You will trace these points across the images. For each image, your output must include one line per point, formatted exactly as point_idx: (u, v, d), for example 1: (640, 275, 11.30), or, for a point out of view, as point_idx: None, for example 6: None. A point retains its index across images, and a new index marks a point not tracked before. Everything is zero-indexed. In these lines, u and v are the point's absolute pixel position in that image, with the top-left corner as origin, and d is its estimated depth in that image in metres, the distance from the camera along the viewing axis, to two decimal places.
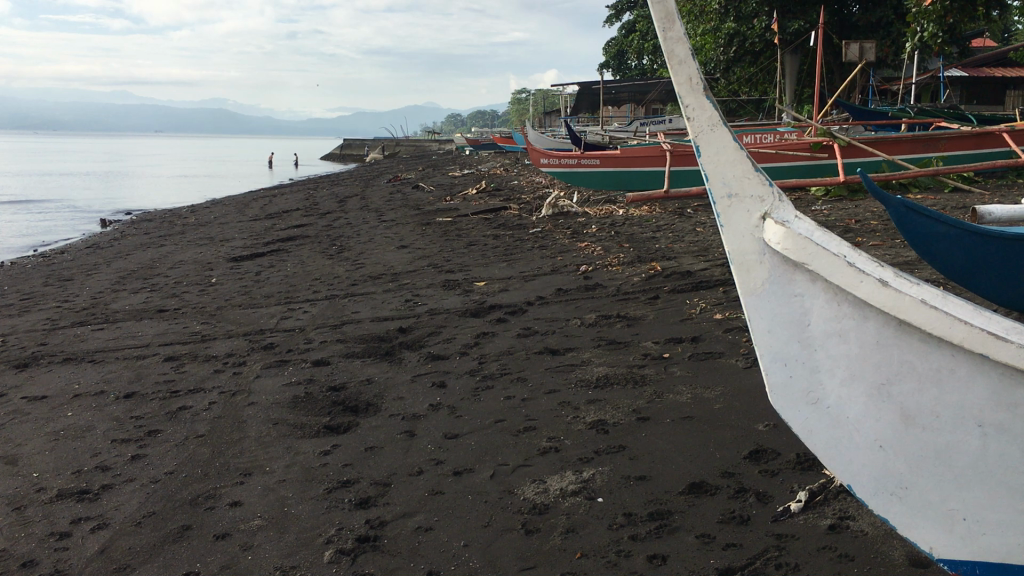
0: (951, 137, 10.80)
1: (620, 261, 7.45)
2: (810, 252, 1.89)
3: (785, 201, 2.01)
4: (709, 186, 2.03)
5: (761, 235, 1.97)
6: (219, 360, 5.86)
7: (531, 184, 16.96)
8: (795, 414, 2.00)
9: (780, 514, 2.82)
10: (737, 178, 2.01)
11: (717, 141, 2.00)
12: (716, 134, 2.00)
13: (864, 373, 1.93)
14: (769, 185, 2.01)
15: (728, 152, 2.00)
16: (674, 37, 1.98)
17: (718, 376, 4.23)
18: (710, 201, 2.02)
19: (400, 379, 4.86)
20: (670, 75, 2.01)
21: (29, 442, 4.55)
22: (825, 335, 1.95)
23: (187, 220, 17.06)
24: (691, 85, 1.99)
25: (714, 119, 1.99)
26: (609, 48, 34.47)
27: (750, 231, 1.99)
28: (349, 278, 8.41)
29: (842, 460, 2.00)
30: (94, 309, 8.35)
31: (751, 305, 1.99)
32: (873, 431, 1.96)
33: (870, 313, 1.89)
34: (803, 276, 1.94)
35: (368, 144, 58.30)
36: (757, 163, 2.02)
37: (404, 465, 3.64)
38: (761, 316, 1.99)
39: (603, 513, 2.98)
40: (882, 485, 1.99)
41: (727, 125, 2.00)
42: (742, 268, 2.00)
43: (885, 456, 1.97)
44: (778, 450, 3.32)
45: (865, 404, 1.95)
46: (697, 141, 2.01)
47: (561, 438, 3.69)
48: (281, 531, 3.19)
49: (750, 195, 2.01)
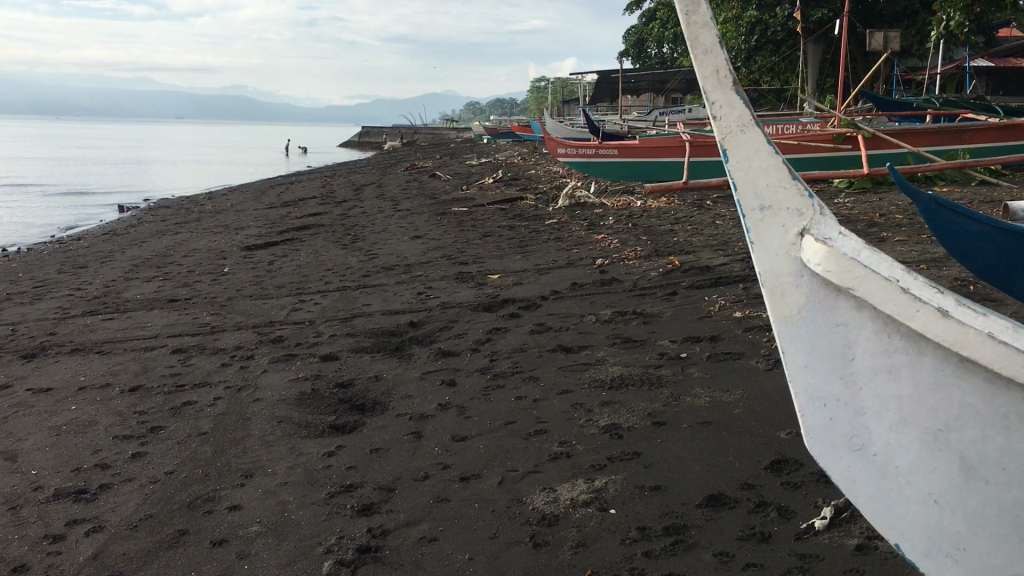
0: (976, 129, 10.59)
1: (638, 255, 7.28)
2: (857, 276, 1.84)
3: (823, 213, 1.96)
4: (740, 197, 1.98)
5: (798, 255, 1.94)
6: (227, 353, 5.75)
7: (548, 173, 16.79)
8: (837, 461, 1.98)
9: (804, 532, 2.67)
10: (769, 188, 1.97)
11: (747, 142, 1.96)
12: (745, 135, 1.95)
13: (918, 418, 1.91)
14: (807, 198, 1.96)
15: (762, 156, 1.96)
16: (699, 23, 1.92)
17: (738, 378, 4.08)
18: (741, 215, 1.98)
19: (410, 377, 4.72)
20: (695, 66, 1.95)
21: (31, 437, 4.45)
22: (873, 372, 1.92)
23: (204, 207, 17.00)
24: (718, 78, 1.94)
25: (744, 119, 1.95)
26: (629, 37, 34.20)
27: (784, 249, 1.96)
28: (361, 269, 8.28)
29: (890, 515, 1.99)
30: (106, 298, 8.27)
31: (786, 334, 1.97)
32: (927, 482, 1.94)
33: (926, 349, 1.85)
34: (846, 302, 1.91)
35: (386, 132, 58.26)
36: (792, 172, 1.97)
37: (410, 470, 3.50)
38: (797, 346, 1.96)
39: (616, 527, 2.83)
40: (936, 545, 1.98)
41: (757, 123, 1.96)
42: (776, 291, 1.96)
43: (939, 511, 1.95)
44: (802, 460, 3.16)
45: (918, 452, 1.93)
46: (725, 143, 1.97)
47: (573, 443, 3.55)
48: (280, 539, 3.06)
49: (786, 208, 1.96)
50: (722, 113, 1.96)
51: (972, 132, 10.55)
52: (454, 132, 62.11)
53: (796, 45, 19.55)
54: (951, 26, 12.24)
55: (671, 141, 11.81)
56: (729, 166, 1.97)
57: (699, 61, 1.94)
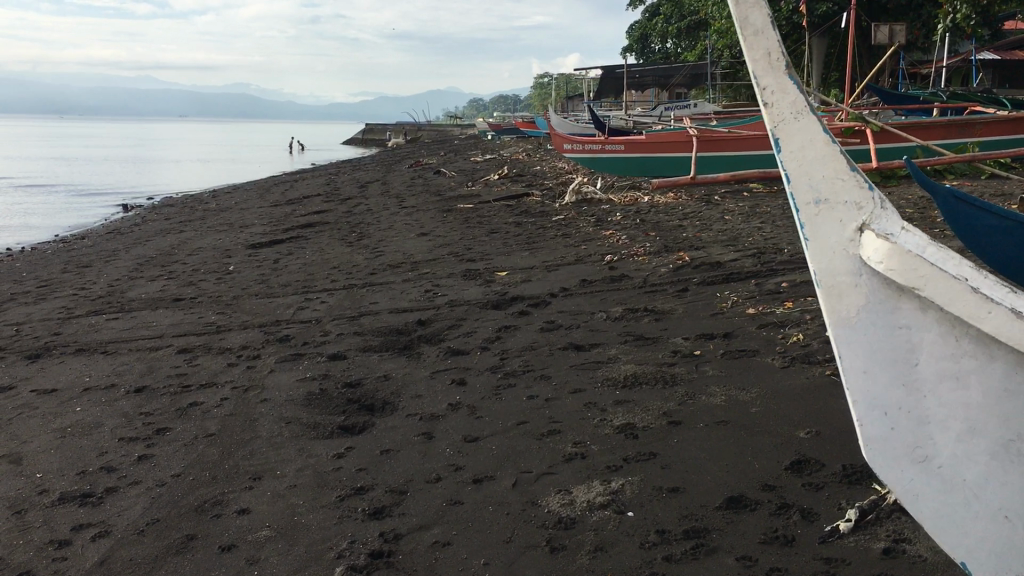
0: (985, 122, 10.53)
1: (647, 251, 7.21)
2: (923, 275, 1.82)
3: (883, 207, 1.95)
4: (794, 190, 1.97)
5: (857, 251, 1.93)
6: (233, 353, 5.68)
7: (554, 169, 16.72)
8: (900, 474, 1.97)
9: (829, 534, 2.59)
10: (826, 180, 1.96)
11: (801, 130, 1.95)
12: (801, 123, 1.94)
13: (987, 428, 1.92)
14: (867, 191, 1.95)
15: (818, 145, 1.94)
16: (752, 7, 1.90)
17: (754, 375, 4.01)
18: (795, 209, 1.97)
19: (418, 377, 4.65)
20: (747, 54, 1.94)
21: (36, 439, 4.39)
22: (939, 379, 1.92)
23: (207, 205, 16.92)
24: (769, 61, 1.93)
25: (799, 105, 1.94)
26: (633, 32, 34.07)
27: (841, 245, 1.95)
28: (368, 267, 8.22)
29: (957, 531, 1.99)
30: (110, 297, 8.21)
31: (844, 339, 1.95)
32: (997, 496, 1.95)
33: (997, 354, 1.87)
34: (909, 304, 1.90)
35: (389, 129, 58.25)
36: (850, 162, 1.96)
37: (421, 472, 3.43)
38: (858, 351, 1.94)
39: (634, 530, 2.77)
40: (1004, 562, 1.98)
41: (811, 110, 1.95)
42: (833, 291, 1.94)
43: (1009, 527, 1.96)
44: (823, 461, 3.08)
45: (987, 464, 1.94)
46: (777, 132, 1.96)
47: (587, 444, 3.47)
48: (290, 544, 2.99)
49: (845, 202, 1.95)
50: (775, 99, 1.95)
51: (982, 124, 10.48)
52: (458, 128, 62.19)
53: (801, 38, 19.44)
54: (959, 19, 12.12)
55: (680, 136, 11.79)
56: (782, 157, 1.96)
57: (749, 43, 1.93)
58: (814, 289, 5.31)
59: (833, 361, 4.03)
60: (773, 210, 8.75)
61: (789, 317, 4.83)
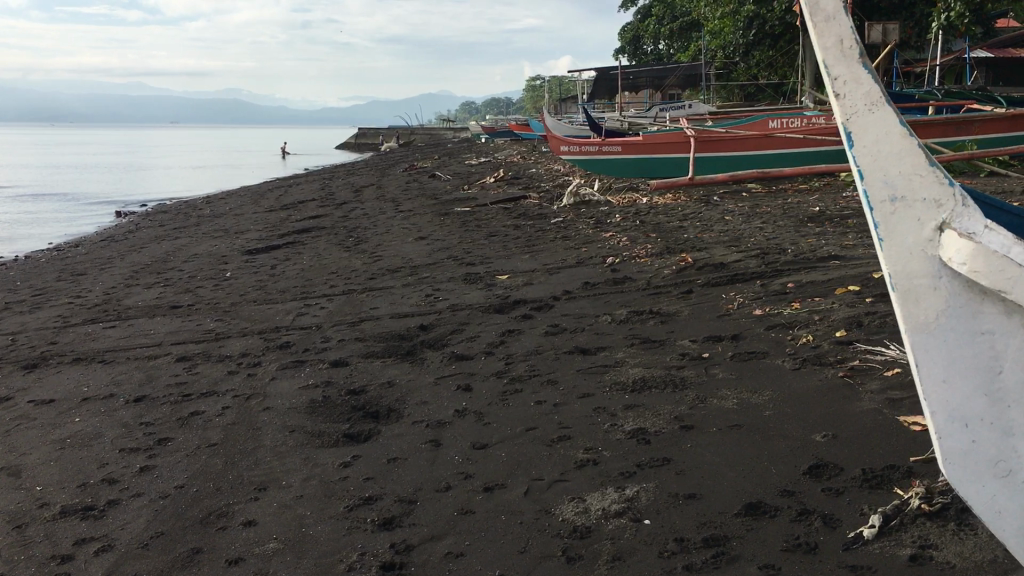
0: (983, 121, 10.49)
1: (649, 252, 7.14)
2: (1008, 274, 1.84)
3: (964, 203, 1.95)
4: (869, 189, 1.99)
5: (936, 253, 1.97)
6: (233, 360, 5.61)
7: (550, 171, 16.64)
8: (981, 486, 2.07)
9: (852, 541, 2.55)
10: (902, 177, 1.97)
11: (877, 123, 1.96)
12: (876, 115, 1.95)
13: None
14: (946, 187, 1.95)
15: (894, 138, 1.96)
16: None
17: (766, 378, 3.95)
18: (869, 208, 1.99)
19: (423, 383, 4.58)
20: (818, 46, 1.96)
21: (34, 451, 4.32)
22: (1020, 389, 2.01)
23: (202, 211, 16.81)
24: (842, 49, 1.94)
25: (874, 97, 1.95)
26: (626, 33, 34.02)
27: (919, 246, 1.98)
28: (366, 272, 8.15)
29: None
30: (106, 305, 8.12)
31: (924, 346, 2.01)
32: None
33: None
34: (992, 308, 1.97)
35: (383, 134, 58.17)
36: (929, 157, 1.96)
37: (431, 481, 3.37)
38: (938, 361, 2.01)
39: (652, 538, 2.71)
40: None
41: (886, 103, 1.96)
42: (910, 294, 1.99)
43: None
44: (841, 465, 3.03)
45: None
46: (851, 127, 1.97)
47: (600, 450, 3.41)
48: (298, 557, 2.93)
49: (923, 199, 1.97)
50: (847, 90, 1.96)
51: (979, 123, 10.45)
52: (451, 131, 62.12)
53: (794, 38, 19.40)
54: (953, 18, 12.08)
55: (677, 137, 11.74)
56: (855, 153, 1.98)
57: (821, 30, 1.96)
58: (820, 290, 5.25)
59: (845, 362, 3.98)
60: (773, 210, 8.70)
61: (797, 317, 4.78)
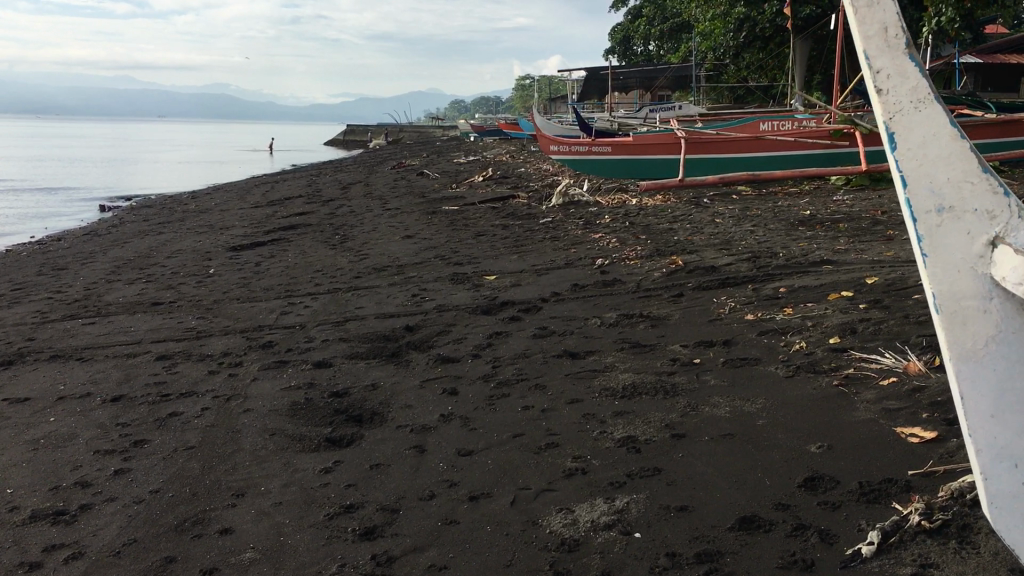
0: (974, 126, 10.43)
1: (638, 255, 7.05)
2: None
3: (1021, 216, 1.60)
4: (914, 198, 1.63)
5: (988, 270, 1.61)
6: (214, 360, 5.48)
7: (538, 171, 16.54)
8: None
9: (850, 560, 2.46)
10: (951, 184, 1.62)
11: (922, 123, 1.62)
12: (922, 114, 1.62)
13: None
14: (1002, 197, 1.61)
15: (943, 140, 1.62)
16: None
17: (760, 385, 3.86)
18: (913, 218, 1.62)
19: (408, 386, 4.48)
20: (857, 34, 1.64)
21: (6, 452, 4.19)
22: None
23: (187, 206, 16.65)
24: (886, 37, 1.63)
25: (921, 93, 1.61)
26: (616, 33, 33.94)
27: (968, 263, 1.62)
28: (352, 270, 8.04)
29: None
30: (86, 301, 7.98)
31: (969, 375, 1.64)
32: None
33: None
34: None
35: (371, 130, 57.93)
36: (981, 161, 1.62)
37: (414, 489, 3.26)
38: (986, 390, 1.64)
39: (642, 553, 2.61)
40: None
41: (933, 99, 1.62)
42: (958, 316, 1.62)
43: None
44: (837, 477, 2.95)
45: None
46: (892, 125, 1.63)
47: (588, 458, 3.32)
48: (276, 568, 2.82)
49: (972, 209, 1.62)
50: (891, 84, 1.63)
51: (970, 129, 10.40)
52: (440, 129, 61.92)
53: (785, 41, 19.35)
54: (942, 23, 12.02)
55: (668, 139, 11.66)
56: (897, 155, 1.62)
57: (862, 16, 1.65)
58: (813, 295, 5.17)
59: (839, 370, 3.90)
60: (764, 213, 8.63)
61: (790, 323, 4.69)
